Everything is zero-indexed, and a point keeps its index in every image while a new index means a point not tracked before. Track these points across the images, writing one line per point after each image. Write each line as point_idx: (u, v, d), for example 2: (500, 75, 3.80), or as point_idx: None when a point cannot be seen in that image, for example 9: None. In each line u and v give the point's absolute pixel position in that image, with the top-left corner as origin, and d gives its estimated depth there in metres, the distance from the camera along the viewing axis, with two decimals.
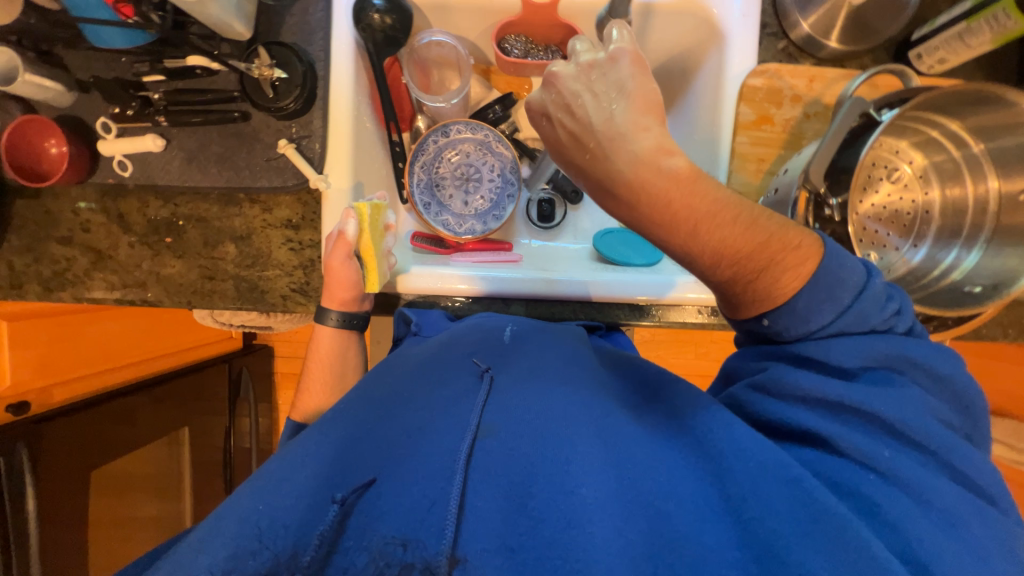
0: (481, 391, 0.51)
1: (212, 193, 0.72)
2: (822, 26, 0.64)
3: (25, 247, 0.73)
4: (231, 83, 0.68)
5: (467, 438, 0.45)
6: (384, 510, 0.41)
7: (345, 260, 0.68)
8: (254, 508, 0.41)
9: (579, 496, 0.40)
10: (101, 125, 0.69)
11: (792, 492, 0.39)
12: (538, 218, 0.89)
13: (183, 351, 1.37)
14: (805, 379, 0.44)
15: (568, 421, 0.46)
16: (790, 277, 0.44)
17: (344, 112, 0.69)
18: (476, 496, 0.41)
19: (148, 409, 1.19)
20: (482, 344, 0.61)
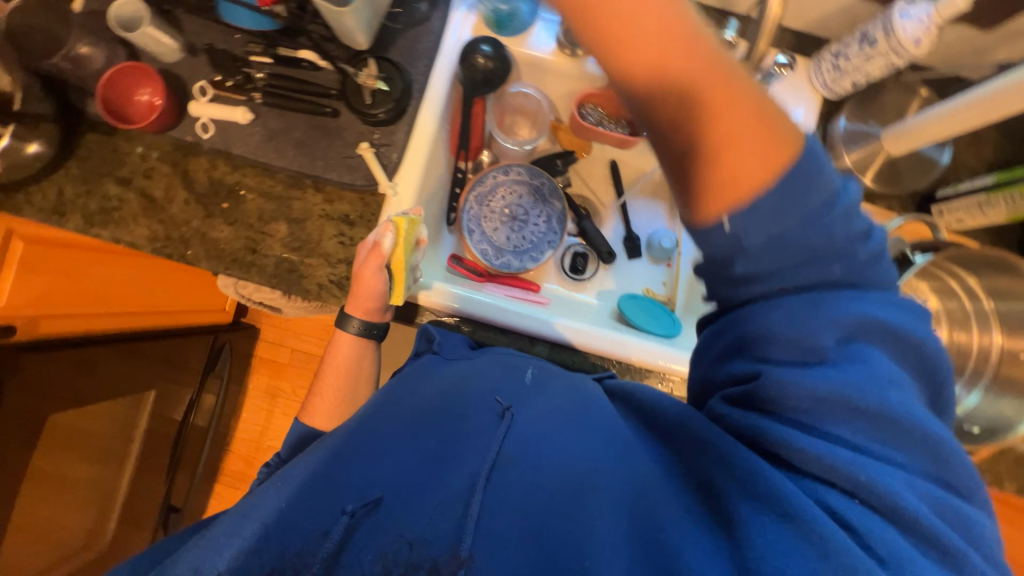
0: (501, 429, 0.52)
1: (280, 173, 0.75)
2: (863, 163, 0.74)
3: (81, 178, 0.74)
4: (331, 82, 0.73)
5: (488, 464, 0.48)
6: (397, 520, 0.46)
7: (376, 271, 0.68)
8: (276, 507, 0.47)
9: (593, 528, 0.43)
10: (198, 88, 0.73)
11: (784, 524, 0.38)
12: (571, 268, 0.94)
13: (172, 313, 1.33)
14: (784, 380, 0.41)
15: (585, 464, 0.48)
16: (756, 153, 0.38)
17: (427, 131, 0.74)
18: (492, 519, 0.45)
19: (111, 362, 1.13)
20: (504, 382, 0.59)
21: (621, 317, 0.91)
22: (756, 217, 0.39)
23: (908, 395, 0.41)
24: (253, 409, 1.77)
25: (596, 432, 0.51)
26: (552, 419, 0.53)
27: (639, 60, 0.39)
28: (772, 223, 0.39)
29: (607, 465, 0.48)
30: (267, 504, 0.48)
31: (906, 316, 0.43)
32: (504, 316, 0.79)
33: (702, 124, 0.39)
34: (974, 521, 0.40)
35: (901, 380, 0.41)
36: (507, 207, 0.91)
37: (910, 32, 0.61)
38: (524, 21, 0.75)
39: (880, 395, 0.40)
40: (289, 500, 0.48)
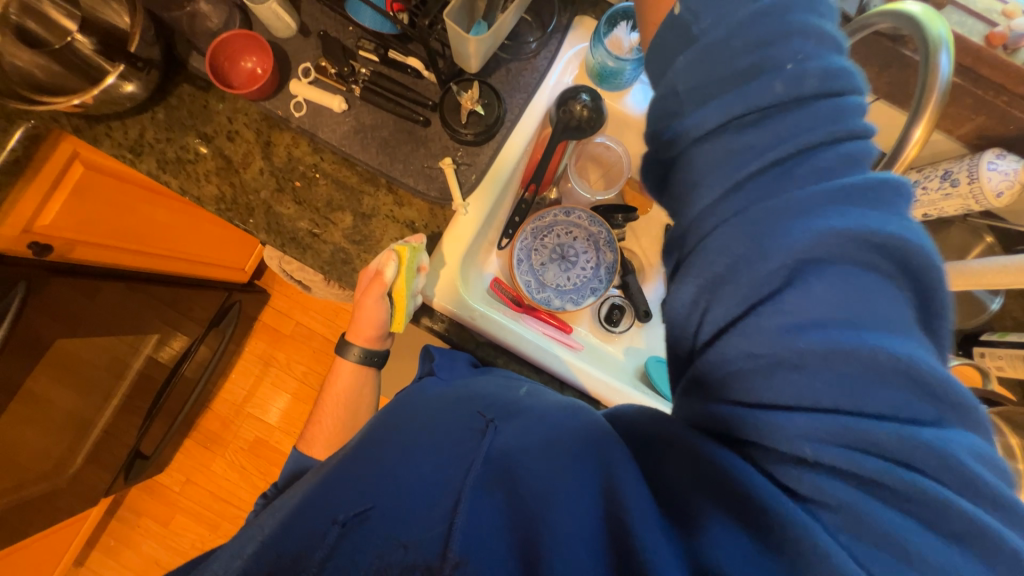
0: (481, 441, 0.53)
1: (358, 166, 0.76)
2: None
3: (165, 125, 0.75)
4: (430, 93, 0.75)
5: (468, 478, 0.50)
6: (384, 526, 0.49)
7: (377, 301, 0.69)
8: (269, 530, 0.51)
9: (559, 525, 0.44)
10: (302, 70, 0.74)
11: (738, 521, 0.39)
12: (606, 319, 0.95)
13: (196, 264, 1.33)
14: (721, 348, 0.42)
15: (555, 479, 0.47)
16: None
17: (507, 161, 0.76)
18: (469, 530, 0.47)
19: (129, 298, 1.11)
20: (495, 399, 0.60)
21: (645, 377, 0.92)
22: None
23: (852, 324, 0.37)
24: (243, 372, 1.75)
25: (564, 431, 0.51)
26: (530, 424, 0.54)
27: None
28: (717, 4, 0.43)
29: (574, 467, 0.47)
30: (268, 522, 0.53)
31: (861, 210, 0.39)
32: (518, 339, 0.80)
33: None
34: (958, 453, 0.35)
35: (852, 300, 0.38)
36: (559, 246, 0.92)
37: (993, 183, 0.63)
38: (625, 81, 0.77)
39: (796, 342, 0.38)
40: (284, 521, 0.51)
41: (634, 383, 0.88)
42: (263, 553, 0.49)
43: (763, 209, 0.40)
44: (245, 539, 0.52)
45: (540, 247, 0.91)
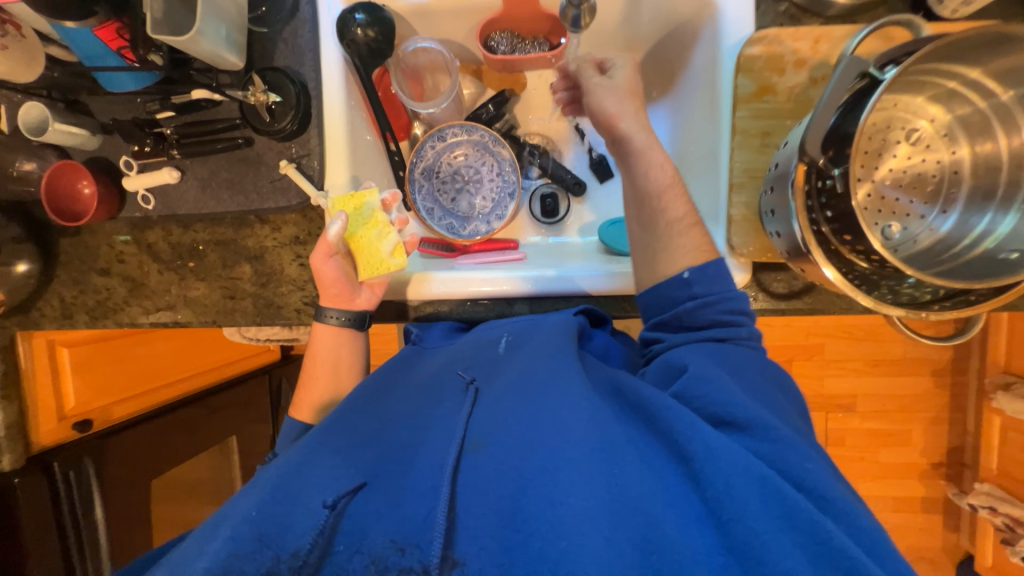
0: (466, 401, 0.53)
1: (226, 217, 0.76)
2: None
3: (72, 280, 0.80)
4: (233, 111, 0.72)
5: (454, 451, 0.47)
6: (375, 522, 0.44)
7: (329, 258, 0.67)
8: (245, 515, 0.45)
9: (567, 507, 0.41)
10: (123, 164, 0.74)
11: (764, 489, 0.41)
12: (543, 214, 0.88)
13: (229, 364, 1.37)
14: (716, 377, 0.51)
15: (565, 444, 0.46)
16: (689, 238, 0.61)
17: (338, 126, 0.72)
18: (467, 513, 0.44)
19: (204, 418, 1.26)
20: (475, 359, 0.60)
21: (608, 250, 0.81)
22: (707, 275, 0.58)
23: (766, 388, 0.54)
24: None
25: (562, 398, 0.49)
26: (515, 391, 0.52)
27: (672, 210, 0.62)
28: (709, 279, 0.58)
29: (577, 433, 0.46)
30: (240, 510, 0.46)
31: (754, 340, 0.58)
32: (451, 288, 0.73)
33: (664, 231, 0.61)
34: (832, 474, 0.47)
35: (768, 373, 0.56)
36: (455, 174, 0.86)
37: None
38: None
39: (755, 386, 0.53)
40: (260, 506, 0.45)
41: (608, 261, 0.77)
42: (242, 539, 0.43)
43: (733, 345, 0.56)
44: (212, 535, 0.46)
45: (440, 185, 0.86)
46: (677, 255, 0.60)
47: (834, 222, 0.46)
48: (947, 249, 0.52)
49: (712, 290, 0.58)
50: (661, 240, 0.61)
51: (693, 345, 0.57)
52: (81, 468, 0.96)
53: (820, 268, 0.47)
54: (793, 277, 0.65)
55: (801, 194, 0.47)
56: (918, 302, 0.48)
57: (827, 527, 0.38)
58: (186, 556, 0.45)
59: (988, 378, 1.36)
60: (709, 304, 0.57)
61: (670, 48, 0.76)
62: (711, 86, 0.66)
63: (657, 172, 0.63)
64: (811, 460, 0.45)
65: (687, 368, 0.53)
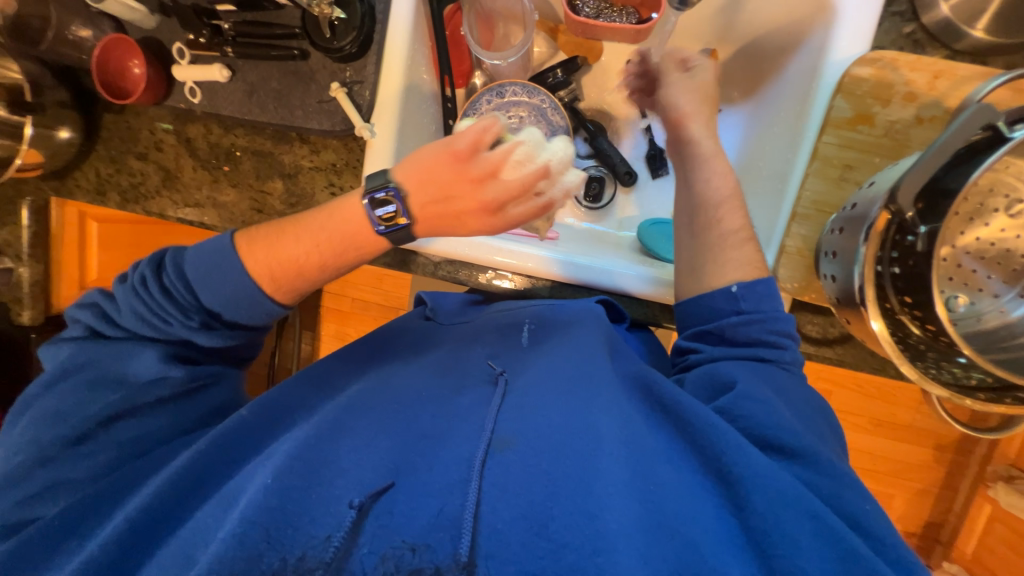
0: (495, 395, 0.52)
1: (267, 128, 0.74)
2: (967, 10, 0.53)
3: (109, 158, 0.80)
4: (295, 20, 0.69)
5: (482, 445, 0.46)
6: (398, 519, 0.42)
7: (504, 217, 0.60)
8: (264, 484, 0.44)
9: (603, 521, 0.40)
10: (176, 51, 0.72)
11: (814, 525, 0.39)
12: (585, 196, 0.84)
13: None
14: (765, 405, 0.48)
15: (599, 450, 0.44)
16: (740, 254, 0.57)
17: (398, 58, 0.67)
18: (495, 515, 0.42)
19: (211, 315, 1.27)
20: (502, 350, 0.61)
21: (644, 251, 0.78)
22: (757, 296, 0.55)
23: (814, 415, 0.51)
24: None
25: (595, 400, 0.49)
26: (545, 389, 0.51)
27: (729, 222, 0.59)
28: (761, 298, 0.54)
29: (611, 440, 0.45)
30: (256, 481, 0.45)
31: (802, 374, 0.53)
32: (477, 249, 0.70)
33: (716, 241, 0.58)
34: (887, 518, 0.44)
35: (811, 399, 0.52)
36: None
37: None
38: None
39: (807, 421, 0.50)
40: (279, 497, 0.43)
41: (642, 261, 0.74)
42: (256, 517, 0.42)
43: (781, 370, 0.52)
44: (234, 502, 0.44)
45: None
46: (724, 268, 0.57)
47: (901, 279, 0.43)
48: (1013, 336, 0.47)
49: (758, 308, 0.54)
50: (711, 252, 0.58)
51: (730, 361, 0.53)
52: None
53: (868, 320, 0.43)
54: (830, 324, 0.61)
55: (875, 244, 0.42)
56: (961, 385, 0.44)
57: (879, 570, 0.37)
58: (199, 532, 0.43)
59: (991, 466, 1.32)
60: (755, 321, 0.54)
61: (768, 49, 0.69)
62: (803, 101, 0.60)
63: (717, 181, 0.61)
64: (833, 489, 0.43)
65: (736, 384, 0.50)
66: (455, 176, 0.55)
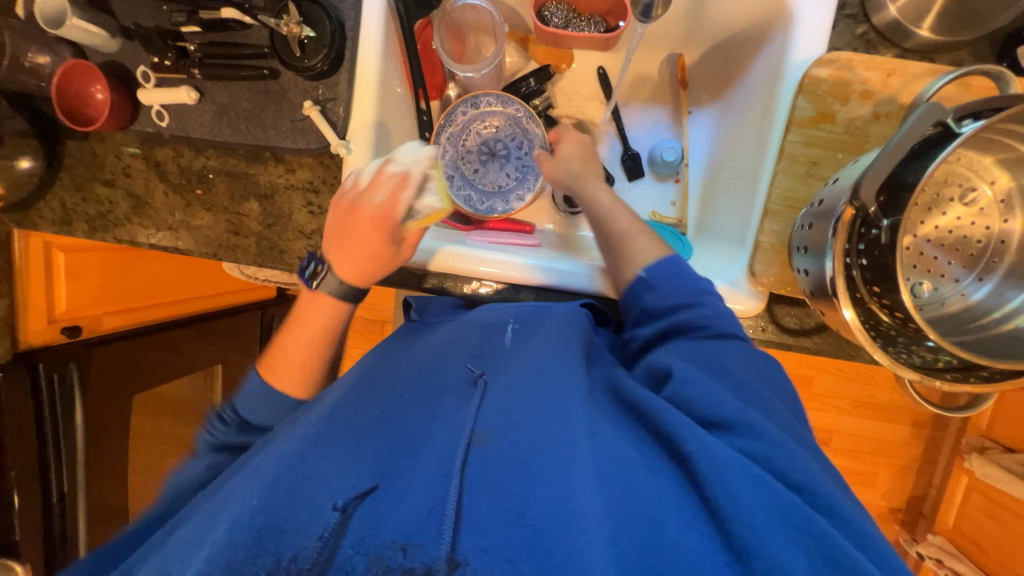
0: (474, 395, 0.50)
1: (240, 149, 0.73)
2: (913, 10, 0.56)
3: (74, 186, 0.78)
4: (263, 40, 0.69)
5: (461, 444, 0.44)
6: (382, 518, 0.40)
7: (399, 224, 0.64)
8: (248, 505, 0.42)
9: (577, 503, 0.38)
10: (140, 74, 0.70)
11: (773, 501, 0.38)
12: (564, 201, 0.86)
13: (220, 296, 1.30)
14: (718, 389, 0.47)
15: (572, 436, 0.42)
16: (641, 247, 0.62)
17: (371, 74, 0.68)
18: (475, 508, 0.39)
19: (191, 341, 1.19)
20: (481, 350, 0.59)
21: None
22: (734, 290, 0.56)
23: (773, 397, 0.51)
24: None
25: (568, 391, 0.47)
26: (522, 381, 0.50)
27: (621, 225, 0.65)
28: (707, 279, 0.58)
29: (579, 425, 0.44)
30: (238, 502, 0.42)
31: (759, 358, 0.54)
32: (444, 262, 0.71)
33: (617, 250, 0.64)
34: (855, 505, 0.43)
35: (770, 382, 0.52)
36: (482, 143, 0.82)
37: None
38: None
39: (770, 402, 0.49)
40: (262, 495, 0.42)
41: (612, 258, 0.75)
42: (244, 530, 0.40)
43: (734, 348, 0.52)
44: (214, 519, 0.42)
45: (465, 154, 0.82)
46: (635, 259, 0.61)
47: (868, 269, 0.45)
48: (974, 318, 0.50)
49: (670, 282, 0.57)
50: (621, 253, 0.63)
51: (672, 348, 0.54)
52: (65, 373, 0.91)
53: (840, 308, 0.45)
54: (806, 314, 0.63)
55: (843, 237, 0.44)
56: (932, 367, 0.47)
57: (827, 532, 0.37)
58: (189, 539, 0.42)
59: (964, 438, 1.38)
60: (665, 293, 0.57)
61: (732, 51, 0.71)
62: (768, 102, 0.63)
63: (601, 200, 0.69)
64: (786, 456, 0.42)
65: (672, 372, 0.49)
66: (344, 211, 0.64)
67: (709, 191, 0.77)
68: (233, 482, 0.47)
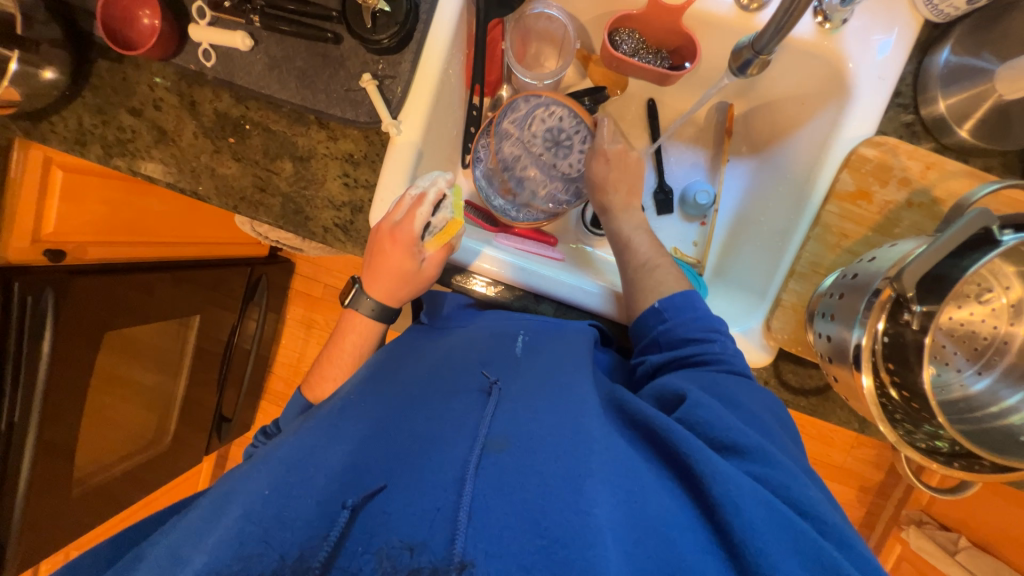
0: (489, 401, 0.47)
1: (284, 106, 0.71)
2: (960, 111, 0.59)
3: (97, 108, 0.74)
4: (332, 2, 0.67)
5: (476, 449, 0.41)
6: (393, 518, 0.37)
7: (414, 244, 0.63)
8: (258, 493, 0.41)
9: (594, 516, 0.35)
10: (196, 10, 0.68)
11: (785, 530, 0.37)
12: (591, 222, 0.87)
13: (212, 245, 1.24)
14: (725, 415, 0.47)
15: (585, 449, 0.41)
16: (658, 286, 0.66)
17: (435, 60, 0.67)
18: (487, 513, 0.36)
19: (170, 286, 1.06)
20: (494, 357, 0.57)
21: None
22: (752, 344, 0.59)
23: (782, 435, 0.51)
24: (290, 336, 1.63)
25: (581, 405, 0.46)
26: (536, 393, 0.48)
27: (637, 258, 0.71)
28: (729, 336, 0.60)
29: (591, 436, 0.42)
30: (250, 491, 0.42)
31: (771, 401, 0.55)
32: (461, 253, 0.71)
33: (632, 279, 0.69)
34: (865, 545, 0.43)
35: (781, 421, 0.54)
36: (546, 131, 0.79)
37: None
38: None
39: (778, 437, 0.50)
40: (273, 485, 0.42)
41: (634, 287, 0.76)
42: (253, 524, 0.38)
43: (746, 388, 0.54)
44: (223, 511, 0.41)
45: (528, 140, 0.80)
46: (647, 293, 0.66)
47: (887, 346, 0.48)
48: (972, 408, 0.54)
49: (682, 317, 0.61)
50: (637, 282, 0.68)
51: (680, 373, 0.56)
52: (39, 298, 0.79)
53: (860, 376, 0.48)
54: (809, 375, 0.66)
55: (874, 312, 0.47)
56: (932, 450, 0.50)
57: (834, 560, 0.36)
58: (189, 535, 0.41)
59: (905, 510, 1.45)
60: (681, 326, 0.60)
61: (781, 112, 0.74)
62: (812, 170, 0.66)
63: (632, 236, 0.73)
64: (803, 485, 0.43)
65: (685, 395, 0.50)
66: (373, 236, 0.65)
67: (731, 242, 0.79)
68: (245, 472, 0.46)
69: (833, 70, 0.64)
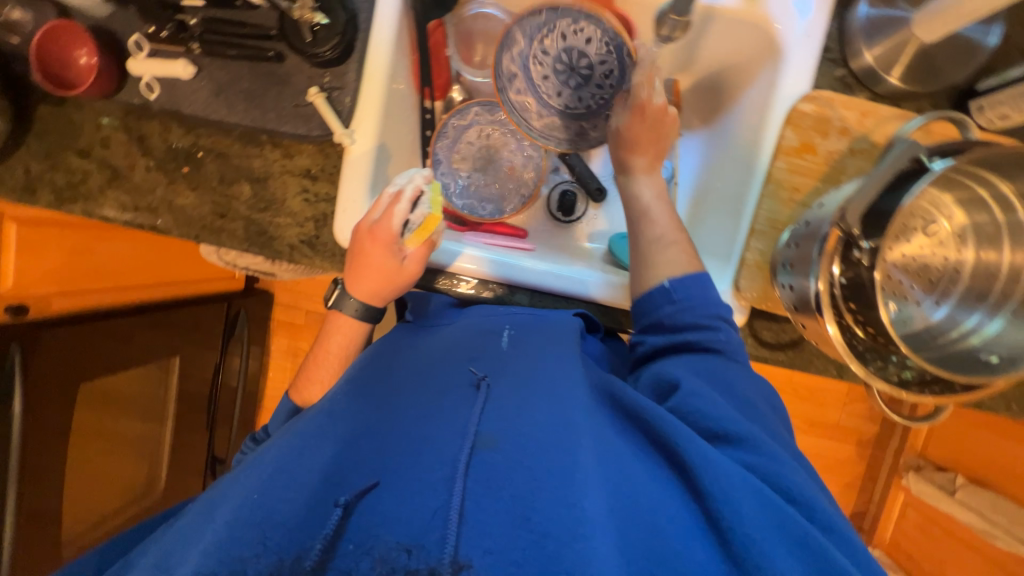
0: (478, 398, 0.46)
1: (235, 130, 0.71)
2: (886, 59, 0.62)
3: (43, 153, 0.72)
4: (271, 22, 0.68)
5: (466, 445, 0.41)
6: (382, 519, 0.37)
7: (394, 241, 0.63)
8: (246, 497, 0.40)
9: (581, 510, 0.36)
10: (134, 44, 0.68)
11: (777, 521, 0.37)
12: (559, 209, 0.87)
13: (184, 283, 1.22)
14: (720, 404, 0.48)
15: (573, 442, 0.41)
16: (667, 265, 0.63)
17: (378, 66, 0.67)
18: (479, 508, 0.36)
19: (146, 331, 1.04)
20: (483, 353, 0.56)
21: (613, 260, 0.82)
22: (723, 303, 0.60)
23: (770, 417, 0.53)
24: (276, 366, 1.60)
25: (572, 398, 0.46)
26: (528, 389, 0.48)
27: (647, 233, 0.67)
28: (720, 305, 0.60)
29: (580, 430, 0.42)
30: (236, 495, 0.41)
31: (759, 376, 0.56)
32: (437, 256, 0.72)
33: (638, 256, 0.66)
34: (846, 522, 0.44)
35: (769, 401, 0.55)
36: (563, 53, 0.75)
37: None
38: None
39: (765, 418, 0.51)
40: (262, 488, 0.41)
41: (610, 270, 0.77)
42: (242, 527, 0.37)
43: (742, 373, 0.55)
44: (213, 513, 0.40)
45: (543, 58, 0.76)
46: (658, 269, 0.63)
47: (846, 287, 0.50)
48: (935, 335, 0.56)
49: (692, 296, 0.59)
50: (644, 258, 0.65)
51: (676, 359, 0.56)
52: (5, 356, 0.76)
53: (824, 323, 0.49)
54: (782, 329, 0.68)
55: (826, 255, 0.49)
56: (904, 381, 0.52)
57: (822, 543, 0.37)
58: (179, 540, 0.40)
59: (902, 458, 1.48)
60: (687, 308, 0.59)
61: (723, 80, 0.76)
62: (757, 130, 0.67)
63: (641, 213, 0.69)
64: (790, 470, 0.43)
65: (680, 384, 0.50)
66: (353, 237, 0.65)
67: (693, 211, 0.80)
68: (237, 477, 0.46)
69: (763, 34, 0.66)
